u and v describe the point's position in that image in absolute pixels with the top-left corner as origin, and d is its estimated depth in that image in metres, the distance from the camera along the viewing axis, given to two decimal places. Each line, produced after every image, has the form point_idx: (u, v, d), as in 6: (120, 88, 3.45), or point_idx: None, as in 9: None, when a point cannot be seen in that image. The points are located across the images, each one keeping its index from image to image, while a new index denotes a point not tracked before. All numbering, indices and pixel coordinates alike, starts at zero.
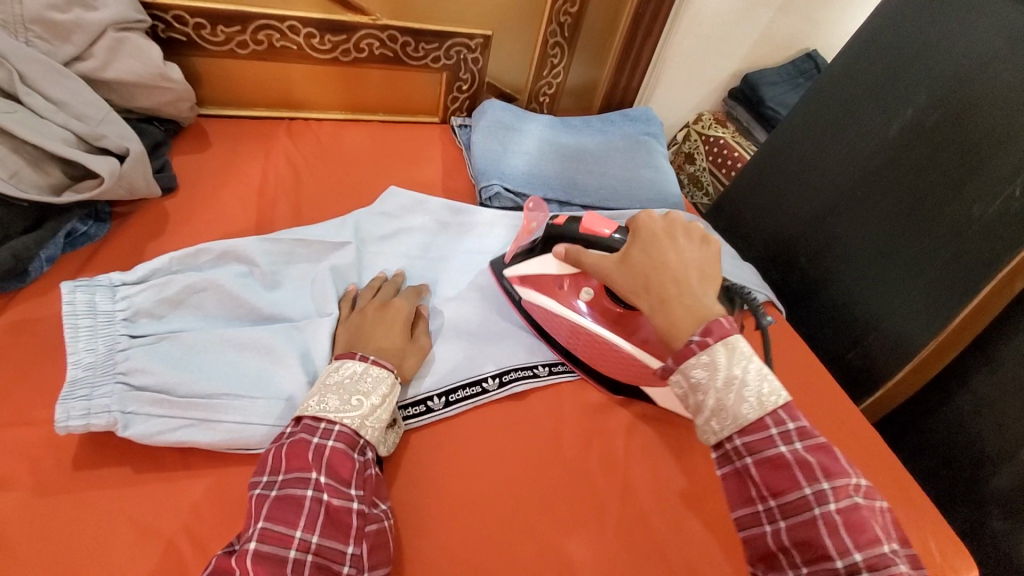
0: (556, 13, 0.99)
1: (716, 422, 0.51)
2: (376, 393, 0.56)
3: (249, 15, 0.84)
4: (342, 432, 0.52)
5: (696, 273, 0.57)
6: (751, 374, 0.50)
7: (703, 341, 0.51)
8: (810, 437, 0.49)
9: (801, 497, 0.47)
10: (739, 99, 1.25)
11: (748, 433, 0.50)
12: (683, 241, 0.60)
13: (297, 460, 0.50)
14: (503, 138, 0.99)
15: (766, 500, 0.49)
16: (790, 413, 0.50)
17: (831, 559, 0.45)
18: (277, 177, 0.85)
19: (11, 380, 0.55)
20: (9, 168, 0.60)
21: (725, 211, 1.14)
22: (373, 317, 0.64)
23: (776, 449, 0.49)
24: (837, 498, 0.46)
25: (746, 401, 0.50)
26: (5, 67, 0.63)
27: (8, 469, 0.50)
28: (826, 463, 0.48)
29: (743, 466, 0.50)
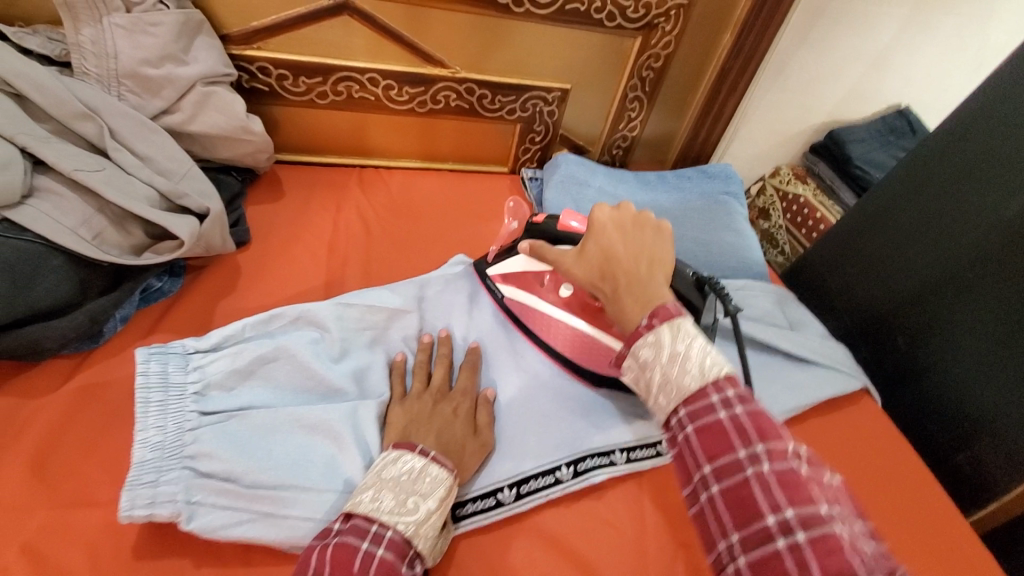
0: (638, 68, 0.95)
1: (662, 397, 0.44)
2: (434, 495, 0.51)
3: (332, 68, 0.83)
4: (393, 538, 0.47)
5: (643, 259, 0.52)
6: (694, 349, 0.43)
7: (649, 325, 0.45)
8: (751, 402, 0.41)
9: (733, 459, 0.39)
10: (821, 154, 1.17)
11: (690, 401, 0.42)
12: (635, 232, 0.55)
13: (339, 568, 0.43)
14: (575, 193, 0.94)
15: (701, 468, 0.40)
16: (731, 381, 0.42)
17: (762, 520, 0.36)
18: (348, 231, 0.83)
19: (79, 452, 0.53)
20: (93, 229, 0.59)
21: (808, 276, 1.05)
22: (431, 406, 0.60)
23: (714, 414, 0.40)
24: (773, 461, 0.38)
25: (689, 372, 0.43)
26: (96, 123, 0.63)
27: (67, 558, 0.48)
28: (763, 424, 0.39)
29: (684, 437, 0.41)
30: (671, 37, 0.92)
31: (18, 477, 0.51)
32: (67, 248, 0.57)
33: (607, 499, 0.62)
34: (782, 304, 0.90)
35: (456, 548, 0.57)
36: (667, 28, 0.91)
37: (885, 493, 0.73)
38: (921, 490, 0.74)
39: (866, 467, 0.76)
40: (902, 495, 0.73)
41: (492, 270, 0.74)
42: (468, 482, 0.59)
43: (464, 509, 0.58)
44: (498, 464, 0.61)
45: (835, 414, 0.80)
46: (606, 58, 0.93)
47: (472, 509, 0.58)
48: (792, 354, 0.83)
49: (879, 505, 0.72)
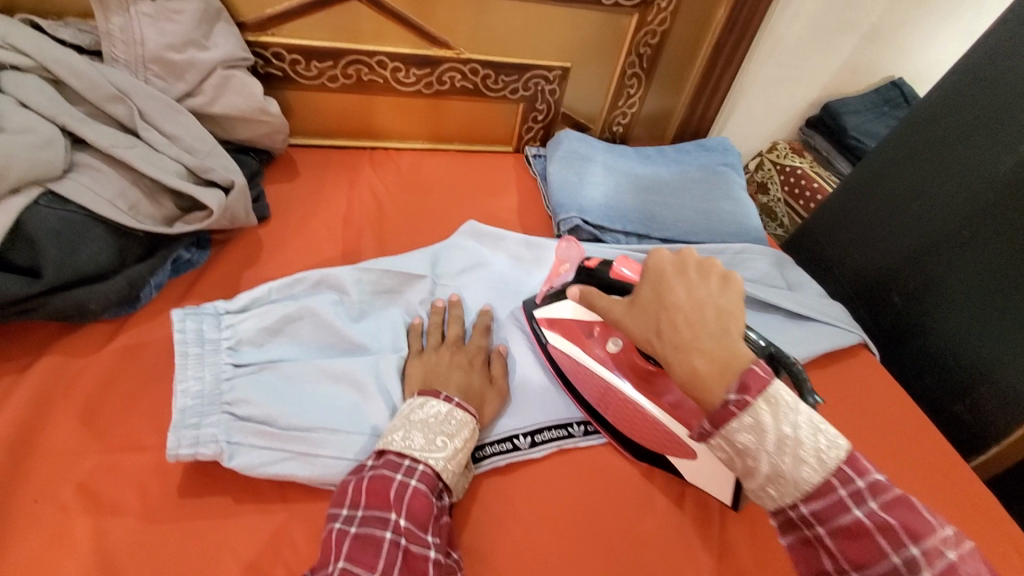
0: (636, 44, 0.99)
1: (773, 489, 0.42)
2: (460, 436, 0.55)
3: (342, 51, 0.87)
4: (425, 472, 0.52)
5: (710, 312, 0.48)
6: (803, 430, 0.41)
7: (742, 400, 0.42)
8: (884, 492, 0.40)
9: (890, 566, 0.38)
10: (818, 128, 1.20)
11: (815, 497, 0.41)
12: (698, 280, 0.50)
13: (377, 496, 0.49)
14: (579, 168, 0.98)
15: (846, 575, 0.40)
16: (856, 468, 0.41)
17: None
18: (362, 207, 0.87)
19: (124, 403, 0.57)
20: (129, 201, 0.64)
21: (806, 244, 1.07)
22: (449, 357, 0.64)
23: (849, 514, 0.40)
24: (929, 564, 0.38)
25: (805, 462, 0.41)
26: (127, 105, 0.68)
27: (120, 494, 0.52)
28: (908, 520, 0.39)
29: (814, 536, 0.42)
30: (667, 13, 0.96)
31: (70, 425, 0.55)
32: (106, 218, 0.62)
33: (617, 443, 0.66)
34: (781, 267, 0.93)
35: (477, 488, 0.60)
36: (663, 4, 0.94)
37: (884, 440, 0.76)
38: (918, 436, 0.77)
39: (863, 416, 0.79)
40: (900, 440, 0.76)
41: (539, 312, 0.70)
42: (486, 429, 0.63)
43: (483, 451, 0.62)
44: (513, 414, 0.65)
45: (833, 369, 0.84)
46: (604, 36, 0.97)
47: (491, 452, 0.62)
48: (792, 313, 0.86)
49: (879, 449, 0.75)
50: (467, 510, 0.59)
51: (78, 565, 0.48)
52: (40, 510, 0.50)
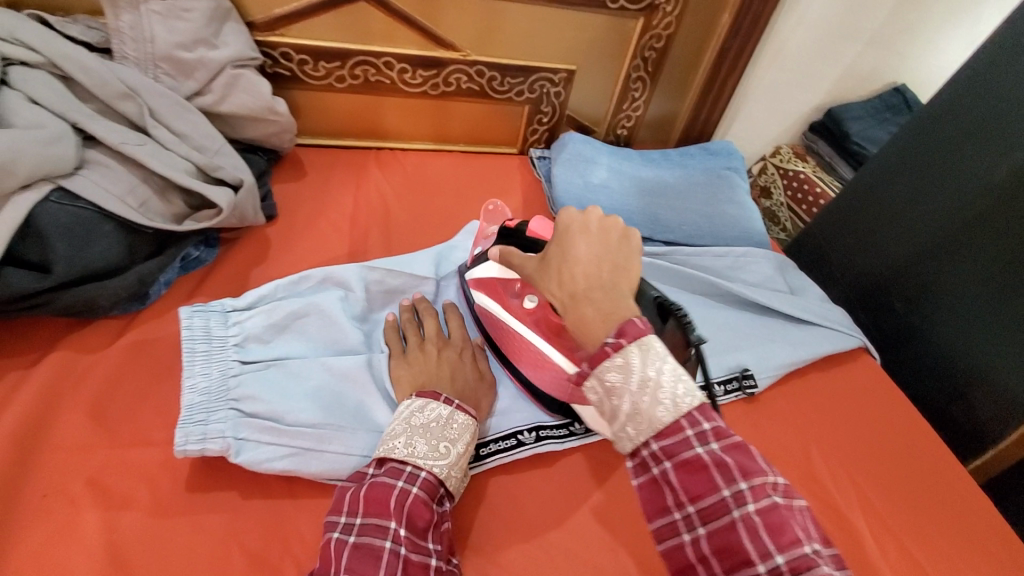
0: (641, 48, 0.99)
1: (631, 427, 0.44)
2: (461, 441, 0.55)
3: (350, 52, 0.88)
4: (427, 480, 0.51)
5: (608, 268, 0.50)
6: (665, 374, 0.43)
7: (617, 344, 0.44)
8: (727, 435, 0.43)
9: (718, 500, 0.42)
10: (820, 132, 1.20)
11: (666, 436, 0.43)
12: (601, 239, 0.51)
13: (377, 505, 0.49)
14: (583, 170, 0.98)
15: (683, 507, 0.43)
16: (706, 411, 0.44)
17: (753, 567, 0.39)
18: (368, 206, 0.88)
19: (133, 399, 0.58)
20: (140, 198, 0.64)
21: (809, 248, 1.07)
22: (436, 354, 0.62)
23: (692, 451, 0.43)
24: (756, 499, 0.41)
25: (661, 403, 0.43)
26: (138, 102, 0.68)
27: (130, 489, 0.52)
28: (744, 461, 0.42)
29: (661, 472, 0.44)
30: (672, 18, 0.96)
31: (79, 419, 0.55)
32: (115, 215, 0.62)
33: None
34: (783, 271, 0.94)
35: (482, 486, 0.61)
36: (668, 8, 0.95)
37: (884, 442, 0.77)
38: (918, 439, 0.78)
39: (863, 419, 0.79)
40: (899, 443, 0.77)
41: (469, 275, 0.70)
42: (490, 425, 0.65)
43: (488, 448, 0.63)
44: (514, 412, 0.66)
45: (834, 371, 0.84)
46: (609, 40, 0.97)
47: (493, 449, 0.63)
48: (792, 316, 0.87)
49: (879, 450, 0.76)
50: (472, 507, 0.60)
51: (87, 558, 0.48)
52: (49, 504, 0.50)
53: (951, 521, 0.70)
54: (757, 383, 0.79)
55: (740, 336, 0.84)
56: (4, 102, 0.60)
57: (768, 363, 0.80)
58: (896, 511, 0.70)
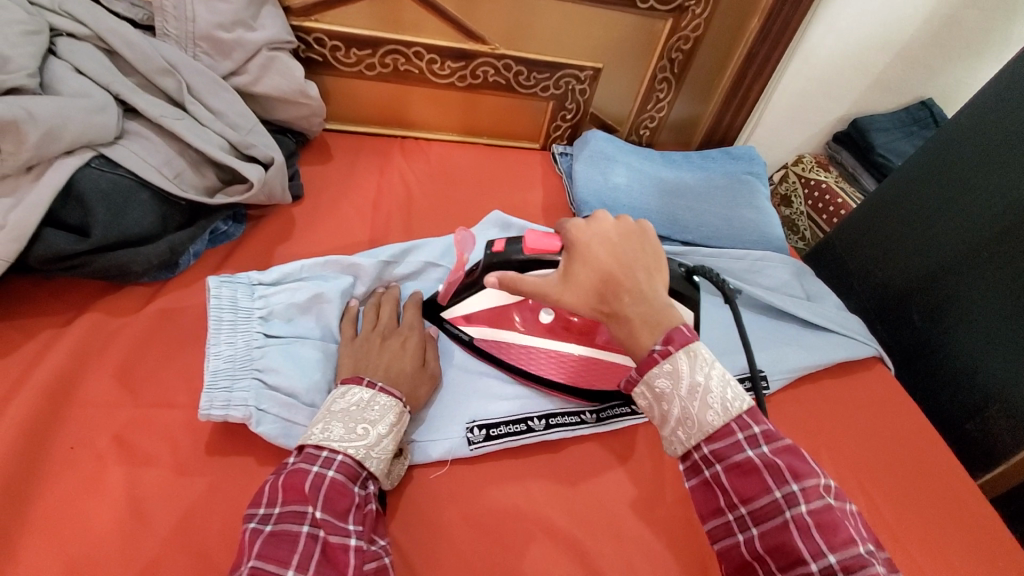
0: (668, 49, 1.00)
1: (682, 431, 0.49)
2: (383, 422, 0.53)
3: (381, 40, 0.89)
4: (344, 463, 0.50)
5: (638, 272, 0.54)
6: (713, 380, 0.48)
7: (665, 350, 0.49)
8: (776, 440, 0.47)
9: (771, 501, 0.45)
10: (844, 143, 1.18)
11: (716, 440, 0.48)
12: (623, 245, 0.56)
13: (293, 492, 0.47)
14: (605, 168, 0.99)
15: (736, 508, 0.47)
16: (755, 418, 0.48)
17: (806, 564, 0.42)
18: (391, 192, 0.90)
19: (160, 362, 0.60)
20: (175, 170, 0.66)
21: (829, 257, 1.06)
22: (379, 342, 0.62)
23: (743, 454, 0.47)
24: (808, 500, 0.44)
25: (710, 408, 0.48)
26: (176, 78, 0.70)
27: (154, 447, 0.54)
28: (794, 465, 0.46)
29: (712, 475, 0.48)
30: (701, 20, 0.97)
31: (108, 378, 0.57)
32: (151, 185, 0.64)
33: (628, 434, 0.68)
34: (800, 277, 0.93)
35: (491, 467, 0.63)
36: (698, 11, 0.95)
37: (894, 451, 0.77)
38: (929, 451, 0.77)
39: (874, 428, 0.79)
40: (910, 455, 0.77)
41: (449, 313, 0.69)
42: (502, 410, 0.66)
43: (498, 430, 0.64)
44: (527, 399, 0.68)
45: (847, 379, 0.84)
46: (636, 40, 0.98)
47: (503, 431, 0.64)
48: (807, 322, 0.87)
49: (888, 458, 0.76)
50: (480, 485, 0.61)
51: (112, 511, 0.50)
52: (76, 458, 0.52)
53: (958, 532, 0.70)
54: (770, 385, 0.79)
55: (755, 337, 0.84)
56: (51, 71, 0.62)
57: (782, 364, 0.80)
58: (903, 519, 0.70)
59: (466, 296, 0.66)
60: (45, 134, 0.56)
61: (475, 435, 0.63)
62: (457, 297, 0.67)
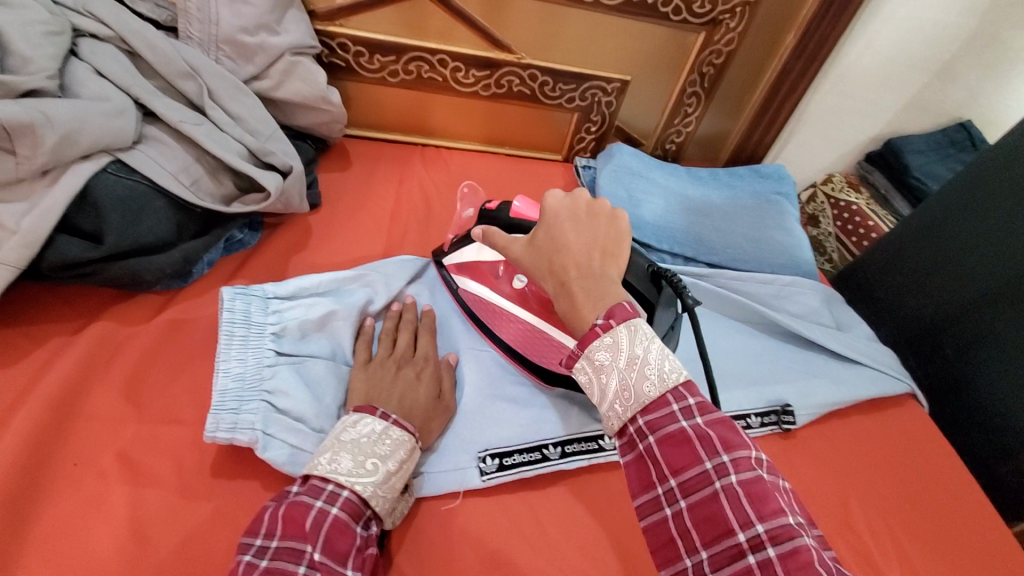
0: (700, 63, 0.97)
1: (619, 404, 0.42)
2: (393, 457, 0.51)
3: (405, 47, 0.87)
4: (349, 499, 0.47)
5: (597, 251, 0.49)
6: (652, 354, 0.42)
7: (607, 324, 0.43)
8: (711, 410, 0.41)
9: (700, 472, 0.39)
10: (878, 164, 1.13)
11: (651, 410, 0.41)
12: (588, 223, 0.51)
13: (292, 526, 0.44)
14: (629, 184, 0.96)
15: (666, 481, 0.40)
16: (691, 388, 0.42)
17: (733, 535, 0.37)
18: (409, 203, 0.88)
19: (169, 376, 0.58)
20: (192, 176, 0.65)
21: (856, 281, 1.02)
22: (394, 370, 0.61)
23: (676, 424, 0.40)
24: (739, 471, 0.38)
25: (648, 378, 0.42)
26: (197, 82, 0.69)
27: (158, 465, 0.53)
28: (727, 435, 0.40)
29: (645, 448, 0.41)
30: (735, 34, 0.94)
31: (116, 391, 0.56)
32: (167, 192, 0.63)
33: None
34: (830, 304, 0.90)
35: (504, 497, 0.60)
36: (732, 25, 0.92)
37: (927, 494, 0.73)
38: (964, 496, 0.73)
39: (906, 469, 0.75)
40: (945, 499, 0.73)
41: (448, 261, 0.75)
42: (517, 436, 0.63)
43: (511, 458, 0.62)
44: (542, 424, 0.65)
45: (877, 415, 0.80)
46: (667, 52, 0.95)
47: (517, 460, 0.62)
48: (836, 353, 0.84)
49: (920, 502, 0.72)
50: (491, 516, 0.59)
51: (111, 532, 0.48)
52: (78, 474, 0.51)
53: None
54: (796, 420, 0.76)
55: (782, 368, 0.81)
56: (72, 73, 0.62)
57: (810, 400, 0.77)
58: (935, 570, 0.66)
59: (461, 246, 0.72)
60: (62, 138, 0.55)
61: (488, 464, 0.61)
62: (456, 245, 0.73)
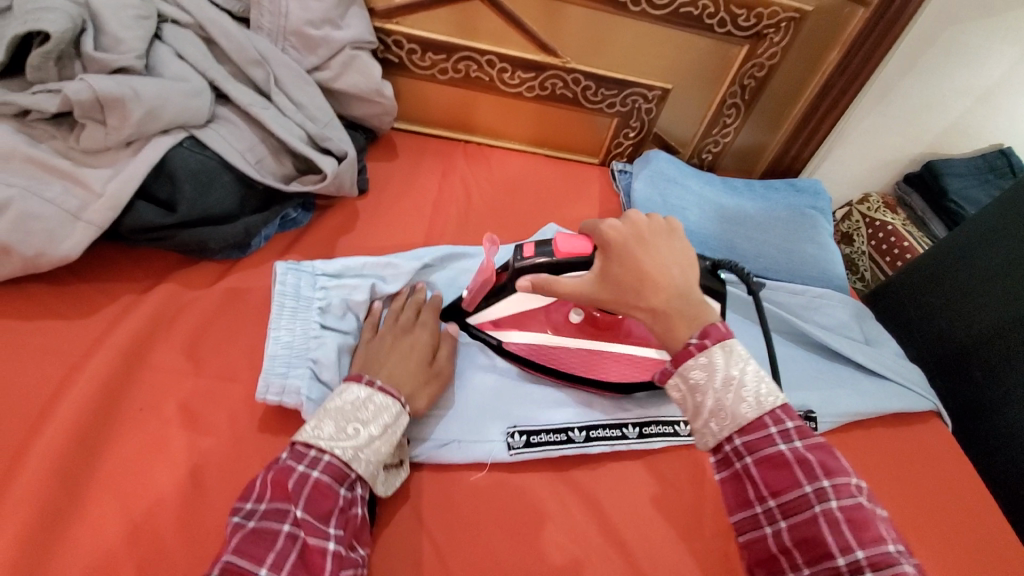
0: (741, 75, 0.99)
1: (715, 422, 0.49)
2: (376, 422, 0.53)
3: (456, 47, 0.92)
4: (330, 463, 0.50)
5: (675, 268, 0.53)
6: (748, 375, 0.48)
7: (701, 343, 0.49)
8: (809, 437, 0.46)
9: (800, 494, 0.45)
10: (917, 185, 1.12)
11: (748, 432, 0.48)
12: (654, 242, 0.55)
13: (278, 489, 0.48)
14: (664, 189, 0.98)
15: (764, 501, 0.47)
16: (788, 414, 0.48)
17: (834, 558, 0.42)
18: (451, 195, 0.91)
19: (226, 337, 0.63)
20: (257, 156, 0.70)
21: (887, 300, 1.02)
22: (390, 341, 0.63)
23: (775, 448, 0.47)
24: (838, 497, 0.43)
25: (745, 401, 0.48)
26: (266, 70, 0.74)
27: (213, 417, 0.57)
28: (827, 461, 0.45)
29: (743, 468, 0.48)
30: (778, 48, 0.95)
31: (178, 347, 0.60)
32: (234, 168, 0.67)
33: (669, 459, 0.67)
34: (859, 318, 0.90)
35: (529, 476, 0.63)
36: (776, 39, 0.94)
37: (946, 511, 0.73)
38: (984, 516, 0.73)
39: (927, 486, 0.75)
40: (965, 519, 0.73)
41: (475, 318, 0.70)
42: (545, 417, 0.66)
43: (538, 437, 0.64)
44: (568, 409, 0.67)
45: (902, 430, 0.80)
46: (710, 63, 0.97)
47: (545, 439, 0.64)
48: (862, 366, 0.84)
49: (939, 519, 0.72)
50: (515, 493, 0.61)
51: (171, 471, 0.53)
52: (143, 418, 0.55)
53: None
54: (817, 426, 0.77)
55: (806, 376, 0.82)
56: (156, 55, 0.67)
57: (833, 408, 0.78)
58: None
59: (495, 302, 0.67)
60: (145, 113, 0.60)
61: (516, 440, 0.64)
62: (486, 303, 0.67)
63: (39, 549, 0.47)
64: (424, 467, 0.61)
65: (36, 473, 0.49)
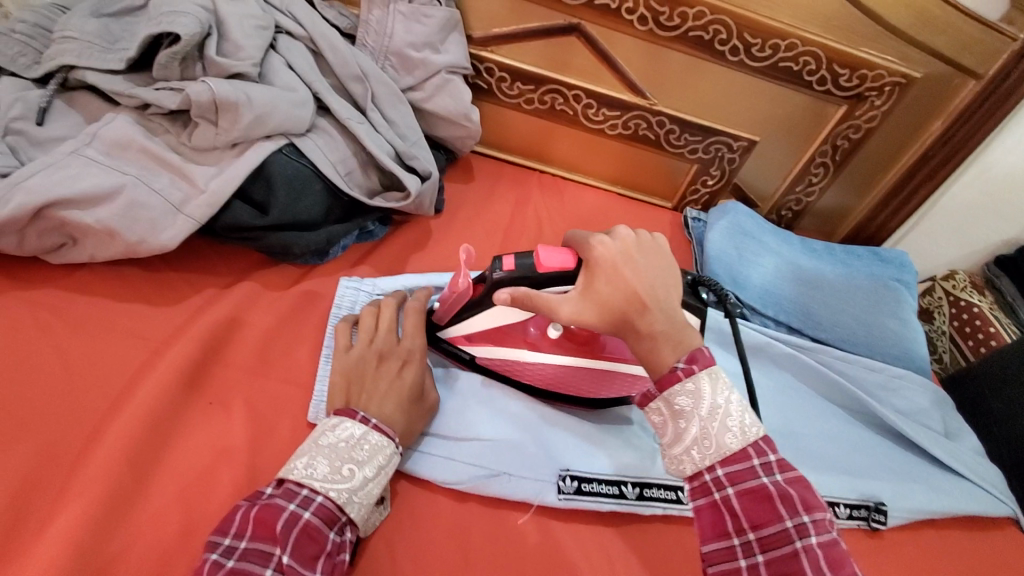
0: (835, 135, 0.95)
1: (697, 450, 0.46)
2: (371, 463, 0.51)
3: (546, 79, 0.92)
4: (323, 505, 0.48)
5: (659, 290, 0.52)
6: (733, 404, 0.47)
7: (688, 368, 0.47)
8: (790, 470, 0.45)
9: (781, 530, 0.42)
10: (1009, 268, 0.98)
11: (730, 462, 0.46)
12: (643, 261, 0.53)
13: (263, 528, 0.46)
14: (740, 243, 0.95)
15: (743, 534, 0.43)
16: (770, 445, 0.46)
17: None
18: (523, 223, 0.91)
19: (298, 342, 0.64)
20: (347, 168, 0.72)
21: (968, 388, 0.90)
22: (373, 367, 0.58)
23: (757, 479, 0.44)
24: (818, 533, 0.41)
25: (730, 430, 0.46)
26: (365, 86, 0.76)
27: (276, 422, 0.58)
28: (806, 495, 0.43)
29: (722, 498, 0.45)
30: (878, 112, 0.92)
31: (251, 347, 0.62)
32: (325, 178, 0.69)
33: None
34: (940, 407, 0.83)
35: (576, 526, 0.61)
36: (877, 103, 0.90)
37: None
38: None
39: None
40: None
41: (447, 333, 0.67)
42: (598, 466, 0.63)
43: (589, 486, 0.62)
44: (623, 460, 0.65)
45: (977, 537, 0.74)
46: (803, 120, 0.94)
47: (596, 489, 0.62)
48: (937, 460, 0.78)
49: None
50: (559, 543, 0.59)
51: (231, 471, 0.54)
52: (211, 413, 0.57)
53: None
54: (887, 520, 0.71)
55: (877, 465, 0.76)
56: (269, 63, 0.70)
57: (905, 502, 0.72)
58: None
59: (472, 314, 0.63)
60: (254, 118, 0.64)
61: (567, 484, 0.61)
62: (461, 314, 0.64)
63: (106, 532, 0.48)
64: (473, 499, 0.61)
65: (110, 455, 0.51)
